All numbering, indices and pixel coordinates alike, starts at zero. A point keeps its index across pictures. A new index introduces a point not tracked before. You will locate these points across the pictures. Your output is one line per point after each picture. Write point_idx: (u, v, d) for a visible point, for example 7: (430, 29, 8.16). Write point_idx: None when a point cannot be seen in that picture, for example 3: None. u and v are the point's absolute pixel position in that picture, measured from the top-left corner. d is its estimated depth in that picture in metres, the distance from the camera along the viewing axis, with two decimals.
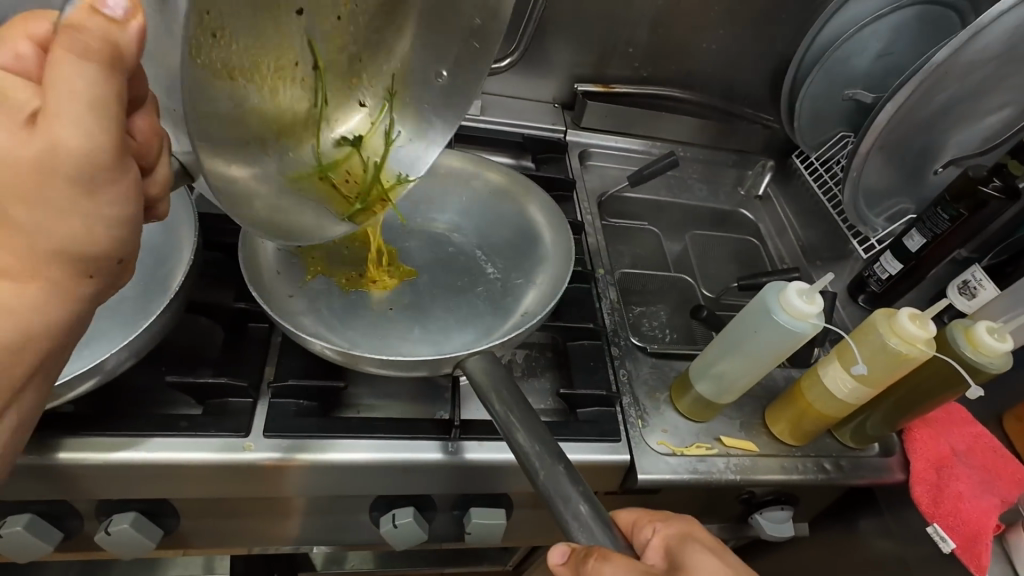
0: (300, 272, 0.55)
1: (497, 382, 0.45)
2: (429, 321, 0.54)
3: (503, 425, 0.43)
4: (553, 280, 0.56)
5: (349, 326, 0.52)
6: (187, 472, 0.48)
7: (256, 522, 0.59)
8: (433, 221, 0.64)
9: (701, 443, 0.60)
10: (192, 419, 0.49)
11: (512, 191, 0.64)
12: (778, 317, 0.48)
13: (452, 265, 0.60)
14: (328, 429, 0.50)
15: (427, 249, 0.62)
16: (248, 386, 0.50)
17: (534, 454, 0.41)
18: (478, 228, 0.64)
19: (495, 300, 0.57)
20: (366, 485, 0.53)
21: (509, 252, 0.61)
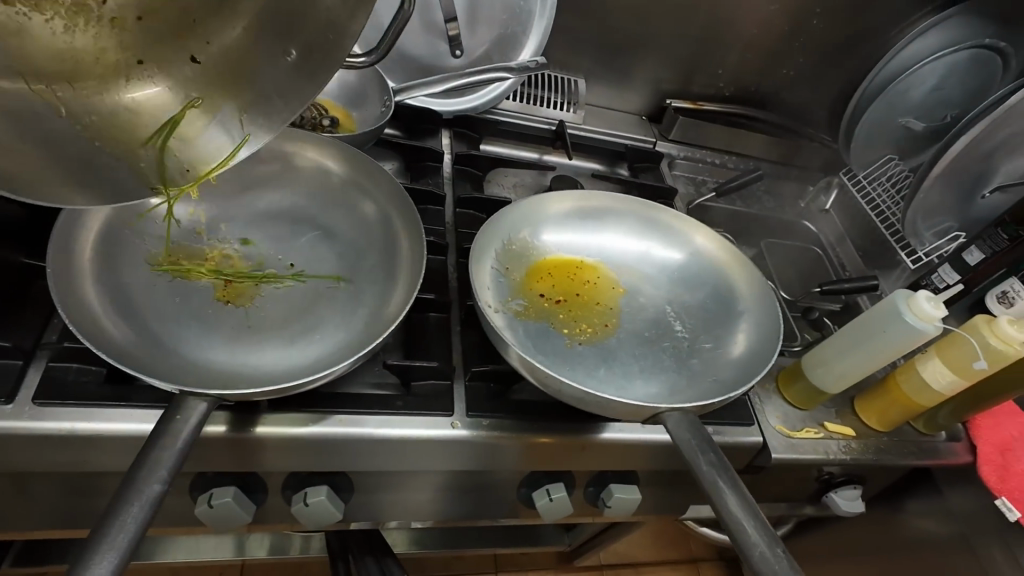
0: (507, 293, 0.63)
1: (704, 445, 0.47)
2: (617, 367, 0.60)
3: (708, 485, 0.45)
4: (753, 352, 0.59)
5: (540, 354, 0.59)
6: (396, 448, 0.53)
7: (417, 498, 0.64)
8: (628, 270, 0.69)
9: (809, 427, 0.69)
10: (402, 398, 0.53)
11: (731, 266, 0.68)
12: (906, 319, 0.56)
13: (635, 311, 0.65)
14: (519, 410, 0.56)
15: (615, 293, 0.67)
16: (448, 369, 0.55)
17: (743, 520, 0.42)
18: (676, 287, 0.68)
19: (680, 362, 0.61)
20: (539, 462, 0.59)
21: (702, 317, 0.65)
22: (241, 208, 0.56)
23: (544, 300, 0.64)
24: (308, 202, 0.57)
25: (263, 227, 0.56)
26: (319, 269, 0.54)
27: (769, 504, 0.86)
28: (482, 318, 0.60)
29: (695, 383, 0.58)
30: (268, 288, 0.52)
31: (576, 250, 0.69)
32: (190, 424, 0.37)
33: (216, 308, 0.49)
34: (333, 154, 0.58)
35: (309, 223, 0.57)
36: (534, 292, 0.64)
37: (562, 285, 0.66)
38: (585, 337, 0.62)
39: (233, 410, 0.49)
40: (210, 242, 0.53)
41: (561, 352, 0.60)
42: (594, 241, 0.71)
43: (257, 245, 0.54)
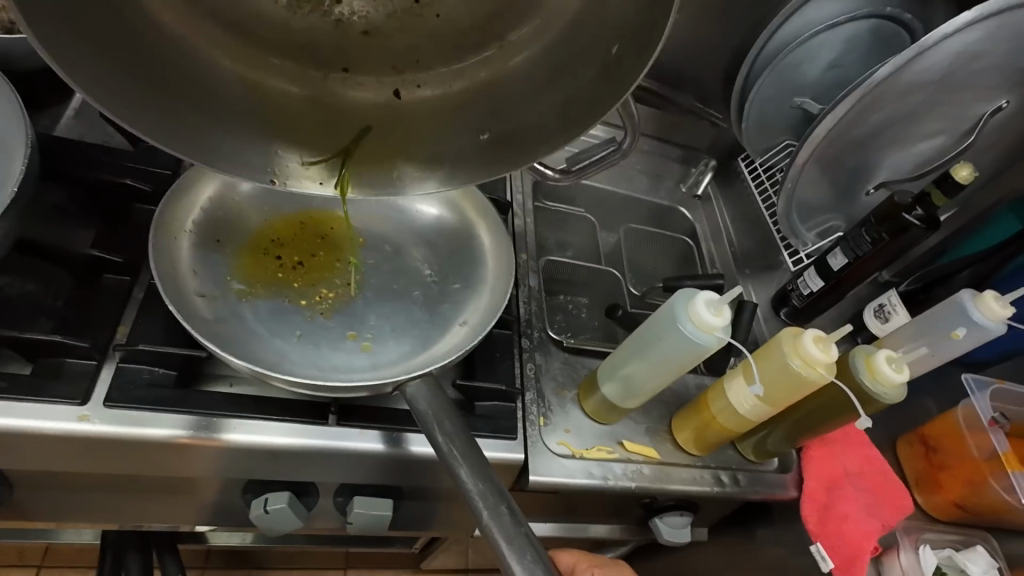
0: (221, 270, 0.50)
1: (441, 412, 0.43)
2: (367, 334, 0.51)
3: (444, 454, 0.41)
4: (492, 287, 0.54)
5: (256, 339, 0.47)
6: (4, 443, 0.41)
7: (109, 499, 0.53)
8: (368, 209, 0.59)
9: (603, 445, 0.58)
10: (16, 378, 0.41)
11: (472, 212, 0.59)
12: (687, 329, 0.47)
13: (386, 270, 0.56)
14: (184, 403, 0.44)
15: (356, 245, 0.56)
16: (93, 346, 0.44)
17: (471, 482, 0.40)
18: (425, 226, 0.59)
19: (430, 310, 0.54)
20: (228, 467, 0.48)
21: (450, 255, 0.57)
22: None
23: (278, 264, 0.53)
24: None
25: None
26: None
27: (596, 527, 0.76)
28: None
29: (448, 329, 0.52)
30: None
31: (301, 201, 0.57)
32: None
33: None
34: None
35: None
36: (261, 260, 0.52)
37: (293, 239, 0.55)
38: (330, 304, 0.52)
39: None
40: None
41: (300, 332, 0.50)
42: None
43: None
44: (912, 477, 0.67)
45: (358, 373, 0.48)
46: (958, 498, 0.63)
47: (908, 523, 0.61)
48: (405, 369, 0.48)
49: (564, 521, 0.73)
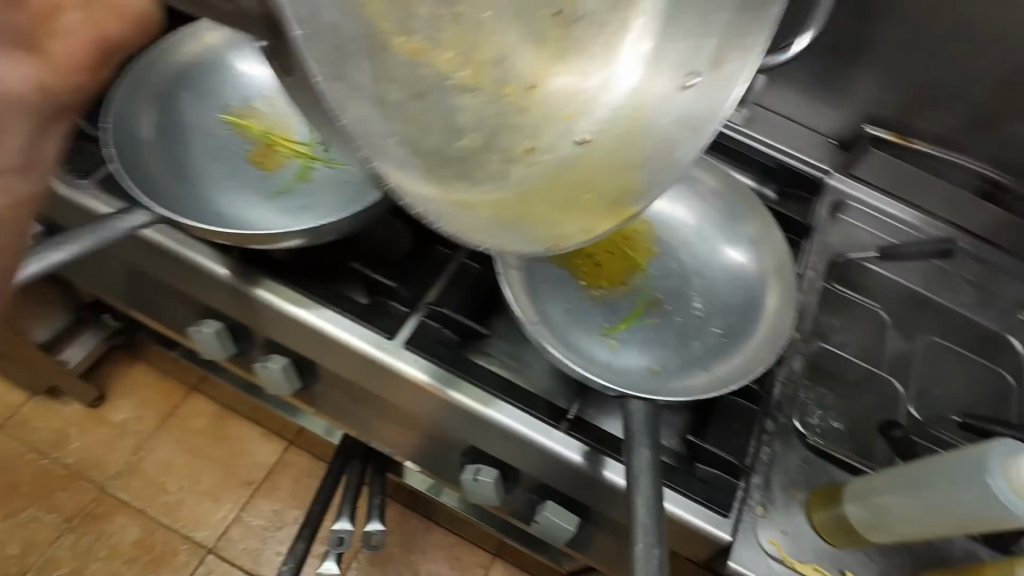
0: None
1: (646, 437, 0.44)
2: (618, 336, 0.54)
3: (631, 475, 0.42)
4: (755, 354, 0.52)
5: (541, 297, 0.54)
6: (332, 347, 0.54)
7: (370, 416, 0.65)
8: (673, 227, 0.61)
9: (819, 567, 0.52)
10: (357, 304, 0.54)
11: (773, 268, 0.57)
12: (994, 484, 0.40)
13: (660, 283, 0.58)
14: (456, 365, 0.53)
15: (648, 253, 0.60)
16: (410, 298, 0.55)
17: (642, 513, 0.40)
18: (716, 261, 0.59)
19: (682, 342, 0.54)
20: (461, 428, 0.55)
21: (727, 300, 0.56)
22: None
23: (575, 243, 0.58)
24: None
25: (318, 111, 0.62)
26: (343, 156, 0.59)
27: None
28: (482, 267, 0.57)
29: (690, 367, 0.52)
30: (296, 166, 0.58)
31: None
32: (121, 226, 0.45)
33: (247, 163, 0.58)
34: None
35: None
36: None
37: (604, 234, 0.60)
38: (602, 293, 0.56)
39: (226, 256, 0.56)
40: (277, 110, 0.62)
41: (568, 307, 0.54)
42: None
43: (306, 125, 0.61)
44: None
45: (597, 362, 0.50)
46: None
47: None
48: (636, 380, 0.49)
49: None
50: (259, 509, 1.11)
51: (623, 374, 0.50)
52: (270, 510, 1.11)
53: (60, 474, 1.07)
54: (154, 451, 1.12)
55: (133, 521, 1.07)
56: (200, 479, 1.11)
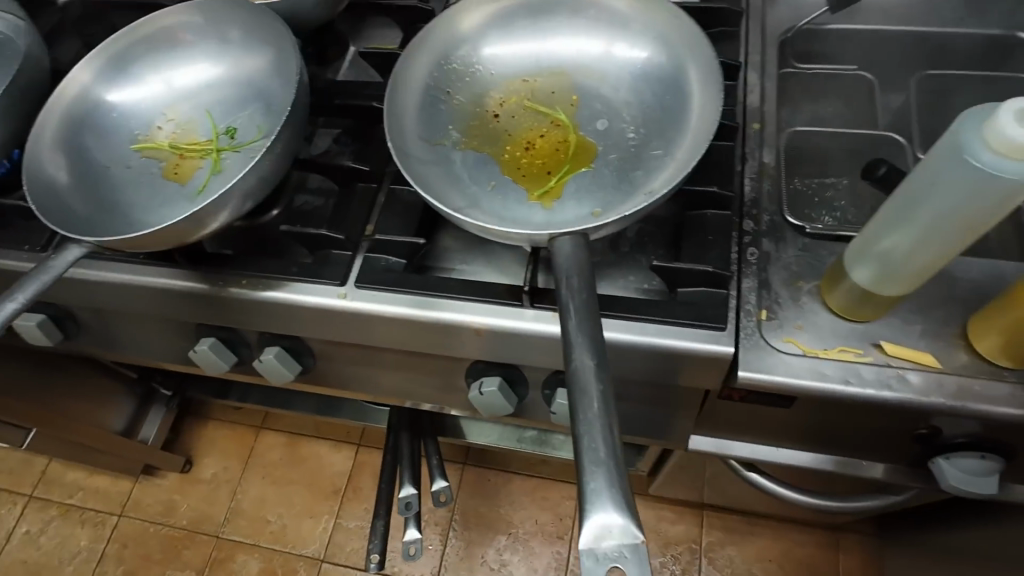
0: (445, 119, 0.54)
1: (577, 267, 0.40)
2: (556, 191, 0.51)
3: (565, 302, 0.38)
4: (690, 154, 0.47)
5: (475, 185, 0.52)
6: (294, 313, 0.56)
7: (369, 374, 0.66)
8: (586, 72, 0.56)
9: (850, 347, 0.47)
10: (302, 266, 0.55)
11: (686, 50, 0.52)
12: (982, 162, 0.35)
13: (596, 126, 0.54)
14: (410, 284, 0.53)
15: (569, 105, 0.55)
16: (348, 240, 0.55)
17: (579, 335, 0.36)
18: (636, 76, 0.54)
19: (622, 177, 0.51)
20: (439, 341, 0.54)
21: (659, 112, 0.52)
22: (211, 78, 0.62)
23: (496, 122, 0.55)
24: (232, 70, 0.61)
25: (209, 104, 0.61)
26: (247, 128, 0.59)
27: (847, 461, 0.62)
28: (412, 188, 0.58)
29: (631, 199, 0.49)
30: (206, 171, 0.59)
31: (522, 55, 0.57)
32: (58, 265, 0.47)
33: (161, 179, 0.59)
34: (242, 16, 0.60)
35: (247, 94, 0.60)
36: (483, 114, 0.55)
37: (529, 104, 0.56)
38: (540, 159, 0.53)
39: (176, 269, 0.58)
40: (176, 121, 0.62)
41: (494, 182, 0.52)
42: (555, 44, 0.57)
43: (196, 118, 0.61)
44: None
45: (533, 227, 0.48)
46: None
47: None
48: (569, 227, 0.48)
49: (829, 454, 0.60)
50: (353, 512, 1.17)
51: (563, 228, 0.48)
52: (362, 511, 1.17)
53: (181, 535, 1.19)
54: (248, 492, 1.21)
55: (252, 555, 1.15)
56: (295, 500, 1.19)
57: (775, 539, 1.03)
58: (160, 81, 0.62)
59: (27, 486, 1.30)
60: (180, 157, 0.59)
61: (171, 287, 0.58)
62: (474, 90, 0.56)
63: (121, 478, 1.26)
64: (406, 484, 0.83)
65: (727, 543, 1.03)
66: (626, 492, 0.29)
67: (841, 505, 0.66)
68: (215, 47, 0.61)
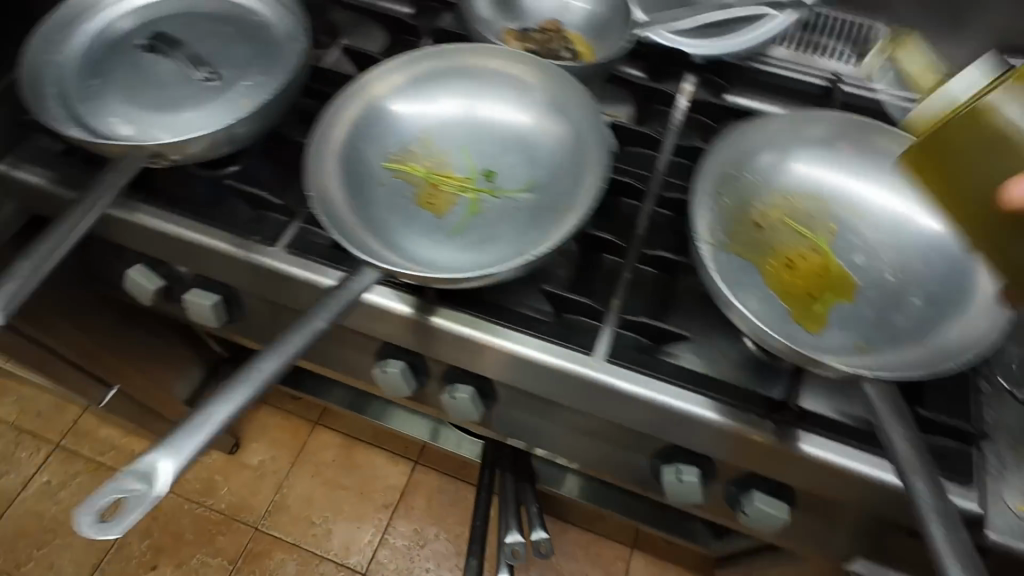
0: (718, 218, 0.57)
1: (905, 423, 0.42)
2: (820, 316, 0.54)
3: (904, 464, 0.41)
4: (968, 321, 0.51)
5: (743, 288, 0.54)
6: (528, 370, 0.56)
7: (546, 429, 0.67)
8: (848, 205, 0.60)
9: None
10: (549, 326, 0.56)
11: None
12: None
13: (855, 260, 0.57)
14: (661, 373, 0.54)
15: (829, 232, 0.59)
16: (599, 312, 0.56)
17: (928, 504, 0.39)
18: (899, 226, 0.58)
19: (884, 318, 0.54)
20: (667, 430, 0.56)
21: (923, 265, 0.55)
22: (471, 119, 0.63)
23: (760, 231, 0.58)
24: (506, 117, 0.63)
25: (471, 141, 0.63)
26: (508, 175, 0.60)
27: None
28: (656, 270, 0.59)
29: (899, 345, 0.52)
30: (461, 208, 0.59)
31: (786, 177, 0.61)
32: (357, 287, 0.47)
33: (417, 205, 0.58)
34: (535, 77, 0.63)
35: (515, 143, 0.62)
36: (747, 220, 0.58)
37: (791, 223, 0.59)
38: (802, 281, 0.55)
39: (417, 298, 0.57)
40: (432, 147, 0.62)
41: (762, 291, 0.54)
42: (818, 173, 0.61)
43: (455, 151, 0.62)
44: None
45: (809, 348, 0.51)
46: None
47: None
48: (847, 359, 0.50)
49: None
50: (400, 529, 1.15)
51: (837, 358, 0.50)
52: (410, 531, 1.15)
53: (217, 520, 1.15)
54: (294, 488, 1.18)
55: (291, 556, 1.11)
56: (343, 507, 1.16)
57: None
58: (430, 105, 0.63)
59: (53, 434, 1.23)
60: (435, 187, 0.59)
61: (403, 315, 0.57)
62: (742, 197, 0.59)
63: (159, 447, 1.21)
64: (513, 531, 0.83)
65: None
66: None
67: None
68: (495, 92, 0.63)
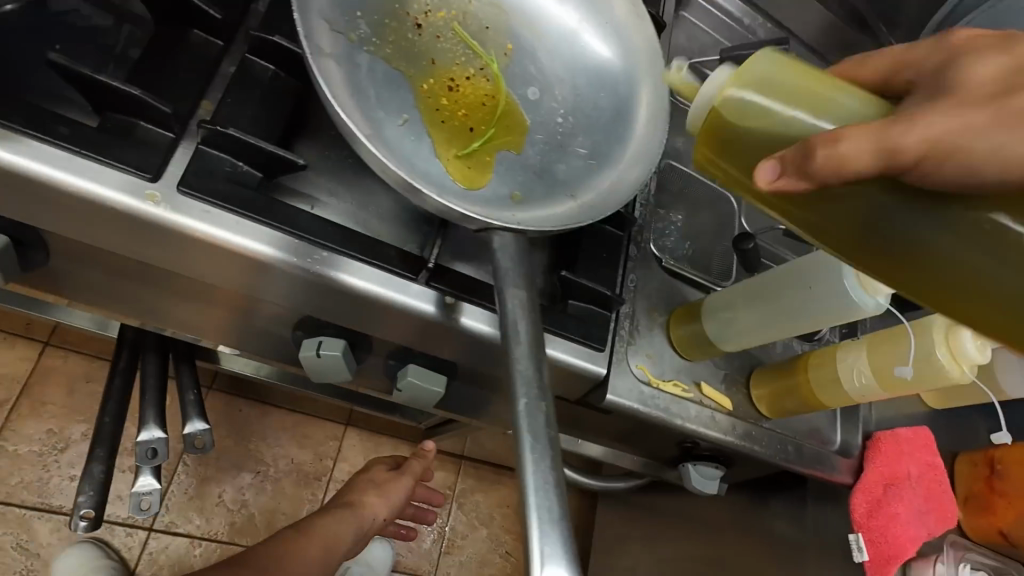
0: (355, 4, 0.42)
1: (521, 274, 0.36)
2: (473, 154, 0.45)
3: (508, 306, 0.34)
4: (622, 173, 0.47)
5: (383, 108, 0.41)
6: (50, 200, 0.36)
7: (143, 295, 0.48)
8: (530, 25, 0.50)
9: (679, 382, 0.55)
10: (76, 128, 0.35)
11: (642, 56, 0.50)
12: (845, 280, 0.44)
13: (527, 92, 0.48)
14: (266, 216, 0.39)
15: (502, 55, 0.48)
16: (174, 117, 0.38)
17: (522, 359, 0.32)
18: (584, 57, 0.50)
19: (544, 166, 0.47)
20: (285, 295, 0.43)
21: (594, 109, 0.49)
22: None
23: (418, 34, 0.45)
24: None
25: None
26: None
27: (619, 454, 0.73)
28: (281, 73, 0.42)
29: (554, 194, 0.46)
30: None
31: None
32: None
33: None
34: None
35: None
36: (403, 18, 0.44)
37: (461, 36, 0.47)
38: (459, 115, 0.45)
39: None
40: None
41: (407, 116, 0.42)
42: None
43: None
44: (965, 494, 0.65)
45: (451, 193, 0.42)
46: (1007, 527, 0.62)
47: (950, 532, 0.61)
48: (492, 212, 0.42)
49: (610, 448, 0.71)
50: (25, 427, 0.86)
51: (481, 206, 0.43)
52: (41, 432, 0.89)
53: None
54: None
55: None
56: None
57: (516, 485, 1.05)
58: None
59: None
60: None
61: None
62: None
63: None
64: (197, 419, 0.65)
65: (476, 489, 1.02)
66: (573, 549, 0.28)
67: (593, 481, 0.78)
68: None
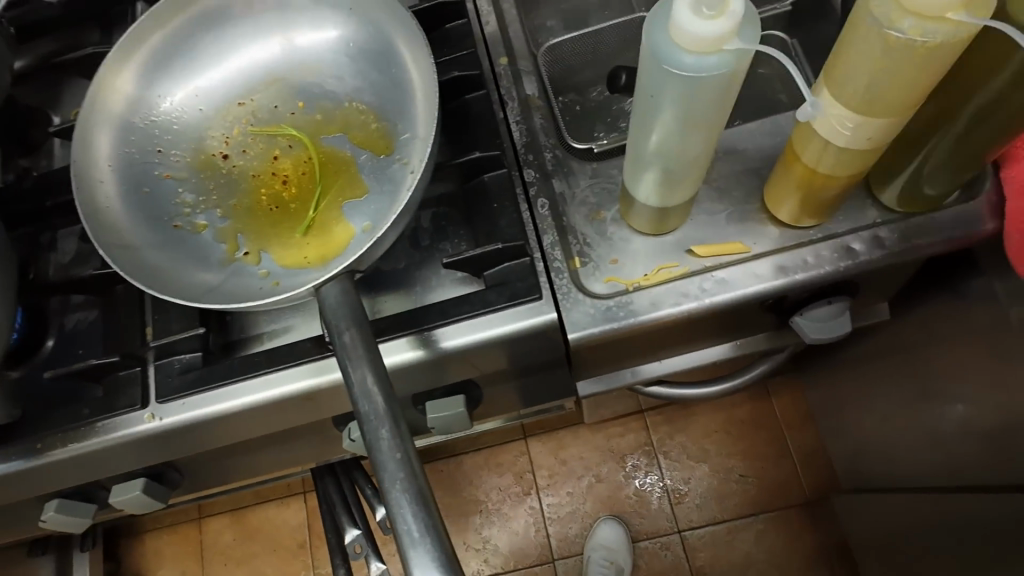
0: (166, 184, 0.48)
1: (347, 319, 0.37)
2: (312, 218, 0.46)
3: (343, 357, 0.36)
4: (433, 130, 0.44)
5: (230, 245, 0.47)
6: (118, 454, 0.51)
7: (244, 462, 0.61)
8: (296, 68, 0.50)
9: (667, 263, 0.46)
10: (92, 405, 0.50)
11: (385, 13, 0.47)
12: (686, 65, 0.31)
13: (331, 126, 0.49)
14: (215, 380, 0.48)
15: (294, 115, 0.50)
16: (130, 355, 0.49)
17: (366, 402, 0.35)
18: (351, 58, 0.49)
19: (381, 177, 0.46)
20: (285, 419, 0.52)
21: (388, 93, 0.48)
22: None
23: (226, 163, 0.49)
24: None
25: None
26: None
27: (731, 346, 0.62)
28: None
29: (398, 196, 0.45)
30: None
31: (219, 86, 0.51)
32: None
33: None
34: None
35: None
36: (205, 162, 0.49)
37: (255, 133, 0.50)
38: (290, 195, 0.48)
39: None
40: None
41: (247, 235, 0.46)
42: (245, 57, 0.51)
43: None
44: None
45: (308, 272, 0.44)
46: None
47: None
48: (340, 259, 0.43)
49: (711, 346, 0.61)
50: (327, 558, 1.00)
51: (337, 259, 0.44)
52: None
53: None
54: None
55: None
56: None
57: (713, 409, 0.95)
58: None
59: None
60: None
61: None
62: (189, 143, 0.50)
63: None
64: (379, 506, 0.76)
65: (674, 432, 0.95)
66: (445, 554, 0.30)
67: (735, 380, 0.68)
68: None
